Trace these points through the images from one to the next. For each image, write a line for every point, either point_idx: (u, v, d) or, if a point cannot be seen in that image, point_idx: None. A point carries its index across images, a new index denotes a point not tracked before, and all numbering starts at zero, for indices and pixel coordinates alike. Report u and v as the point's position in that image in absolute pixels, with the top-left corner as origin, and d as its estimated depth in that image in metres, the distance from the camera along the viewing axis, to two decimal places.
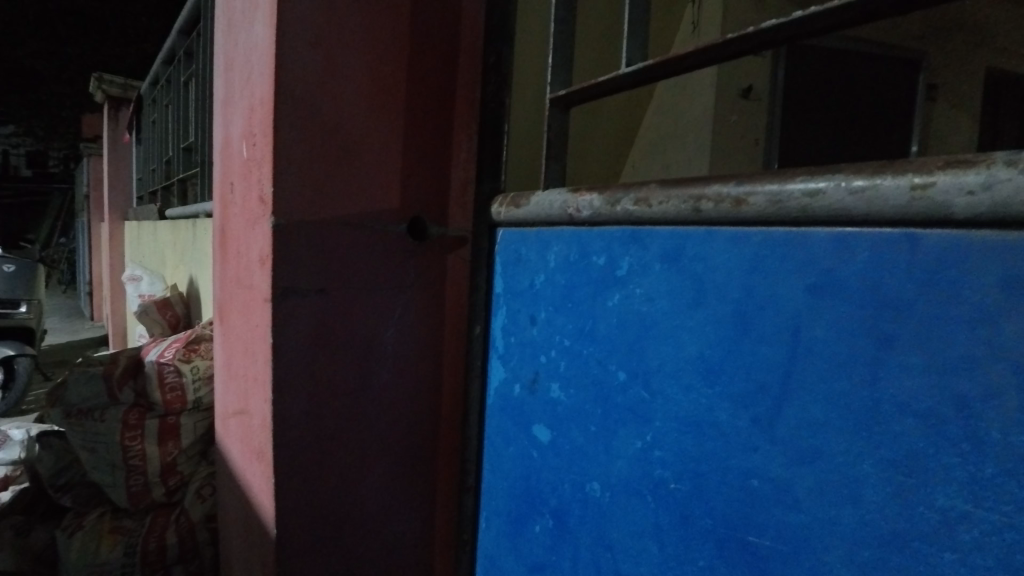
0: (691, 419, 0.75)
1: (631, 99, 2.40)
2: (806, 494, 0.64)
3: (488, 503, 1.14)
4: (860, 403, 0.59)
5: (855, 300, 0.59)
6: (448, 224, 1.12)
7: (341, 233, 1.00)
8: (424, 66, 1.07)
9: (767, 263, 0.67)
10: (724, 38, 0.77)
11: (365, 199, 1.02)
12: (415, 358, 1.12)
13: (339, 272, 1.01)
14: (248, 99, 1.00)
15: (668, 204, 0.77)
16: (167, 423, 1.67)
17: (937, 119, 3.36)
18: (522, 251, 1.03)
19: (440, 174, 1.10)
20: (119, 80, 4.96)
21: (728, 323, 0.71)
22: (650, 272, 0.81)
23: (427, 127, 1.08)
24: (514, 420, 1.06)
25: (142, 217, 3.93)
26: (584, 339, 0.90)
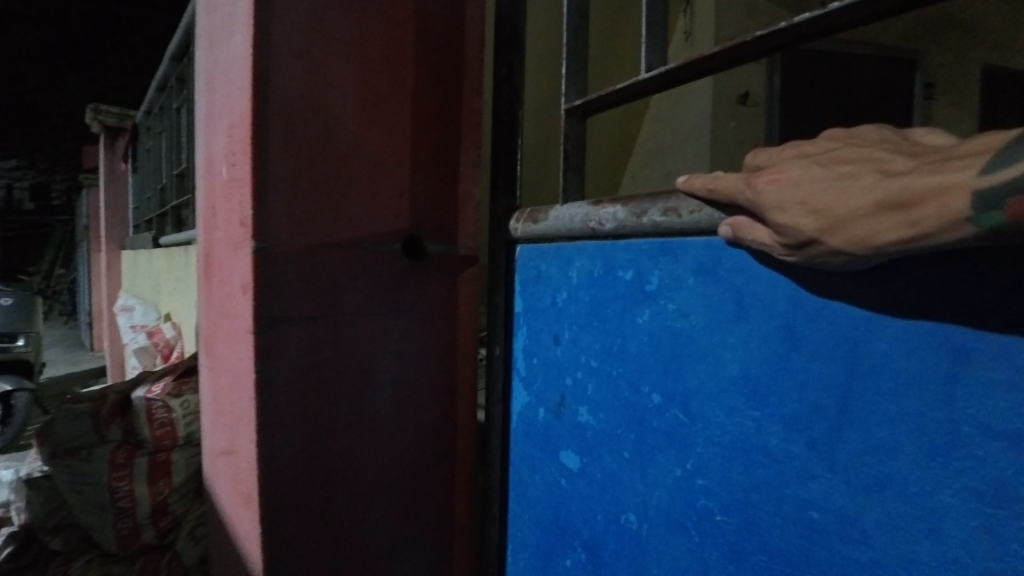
0: (737, 444, 0.75)
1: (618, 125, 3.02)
2: (874, 528, 0.62)
3: (516, 533, 1.14)
4: (936, 427, 0.58)
5: (920, 315, 0.58)
6: (450, 241, 1.06)
7: (332, 256, 0.93)
8: (415, 74, 1.00)
9: (813, 281, 0.66)
10: (752, 35, 0.73)
11: (356, 220, 0.95)
12: (417, 387, 1.04)
13: (331, 299, 0.93)
14: (228, 116, 0.93)
15: (699, 214, 0.76)
16: (157, 461, 1.58)
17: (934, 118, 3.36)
18: (542, 268, 1.08)
19: (441, 186, 1.04)
20: (116, 110, 4.97)
21: (778, 338, 0.70)
22: (683, 287, 0.81)
23: (424, 138, 1.02)
24: (540, 446, 1.08)
25: (138, 245, 3.88)
26: (612, 359, 0.93)
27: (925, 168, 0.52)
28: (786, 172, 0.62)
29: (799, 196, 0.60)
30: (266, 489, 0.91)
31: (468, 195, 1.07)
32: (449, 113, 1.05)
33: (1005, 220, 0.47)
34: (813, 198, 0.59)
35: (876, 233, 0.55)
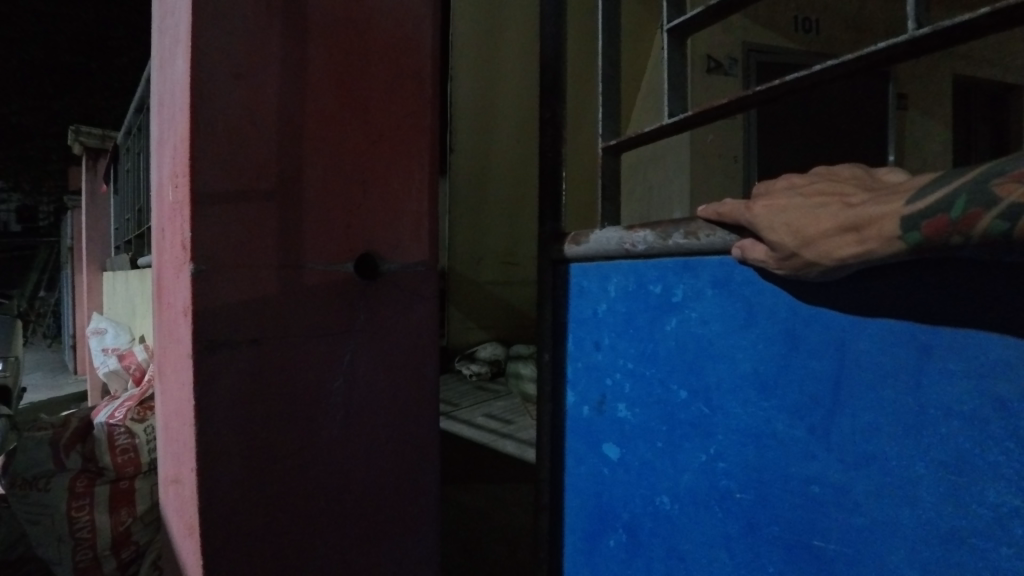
0: (751, 431, 0.78)
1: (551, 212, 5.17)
2: (866, 498, 0.66)
3: (569, 522, 1.12)
4: (908, 411, 0.62)
5: (891, 313, 0.63)
6: (405, 258, 1.05)
7: (277, 276, 0.93)
8: (366, 94, 1.03)
9: (809, 288, 0.70)
10: (750, 91, 0.79)
11: (302, 241, 0.95)
12: (368, 414, 1.02)
13: (274, 321, 0.92)
14: (172, 139, 0.93)
15: (715, 237, 0.78)
16: (120, 489, 1.54)
17: (907, 127, 3.45)
18: (585, 284, 1.06)
19: (395, 207, 1.05)
20: (97, 132, 4.94)
21: (780, 341, 0.74)
22: (703, 297, 0.83)
23: (375, 158, 1.03)
24: (584, 441, 1.07)
25: (117, 267, 3.82)
26: (646, 361, 0.93)
27: (877, 196, 0.58)
28: (772, 198, 0.66)
29: (785, 218, 0.64)
30: (204, 518, 0.89)
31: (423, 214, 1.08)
32: (396, 133, 1.06)
33: (925, 237, 0.53)
34: (794, 219, 0.63)
35: (838, 248, 0.59)
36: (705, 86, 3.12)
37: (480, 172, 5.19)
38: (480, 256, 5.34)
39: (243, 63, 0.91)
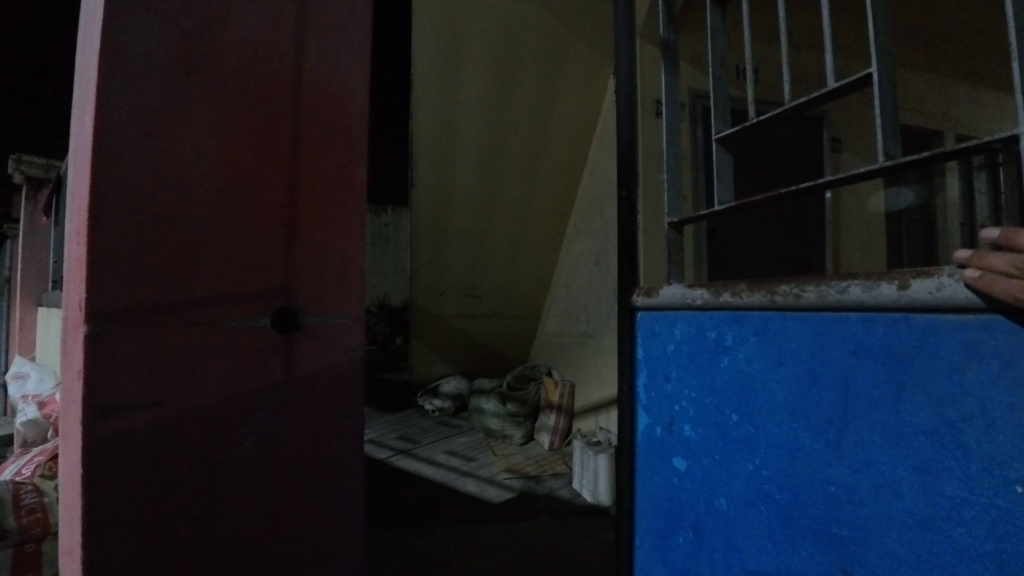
0: (787, 446, 1.16)
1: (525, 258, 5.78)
2: (867, 493, 1.01)
3: (641, 523, 1.61)
4: (891, 429, 0.97)
5: (879, 361, 0.99)
6: (328, 311, 1.20)
7: (190, 330, 1.00)
8: (289, 159, 1.16)
9: (824, 342, 1.10)
10: (779, 193, 1.31)
11: (220, 298, 1.04)
12: (282, 444, 1.12)
13: (181, 373, 0.98)
14: (73, 200, 0.96)
15: (754, 297, 1.23)
16: (24, 553, 1.50)
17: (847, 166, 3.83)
18: (656, 327, 1.56)
19: (323, 259, 1.21)
20: (39, 160, 4.75)
21: (804, 377, 1.13)
22: (749, 345, 1.26)
23: (302, 217, 1.18)
24: (657, 455, 1.55)
25: (51, 304, 3.60)
26: (706, 391, 1.38)
27: None
28: None
29: None
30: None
31: (347, 260, 1.26)
32: (329, 191, 1.23)
33: None
34: None
35: None
36: (656, 127, 3.89)
37: (442, 204, 5.29)
38: (442, 289, 5.99)
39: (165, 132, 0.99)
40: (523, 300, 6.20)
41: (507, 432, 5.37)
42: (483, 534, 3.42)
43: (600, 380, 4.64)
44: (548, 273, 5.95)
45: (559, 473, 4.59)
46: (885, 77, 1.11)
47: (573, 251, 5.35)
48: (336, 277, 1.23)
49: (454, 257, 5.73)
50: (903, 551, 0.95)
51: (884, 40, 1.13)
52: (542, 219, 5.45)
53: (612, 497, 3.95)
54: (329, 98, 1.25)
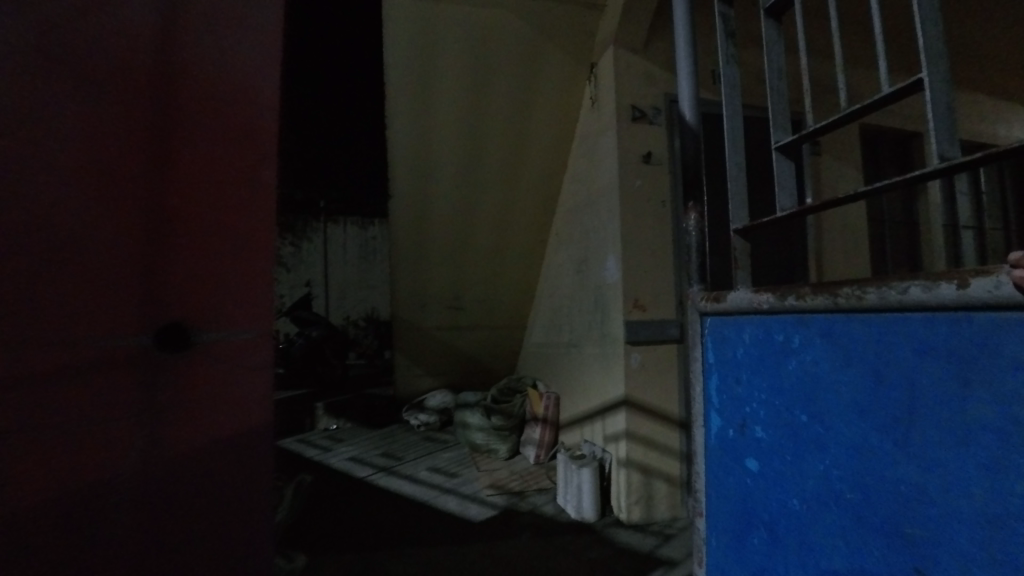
0: (855, 445, 1.10)
1: (513, 268, 5.70)
2: (938, 492, 0.94)
3: (719, 524, 1.56)
4: (958, 427, 0.91)
5: (943, 358, 0.93)
6: (222, 325, 1.51)
7: (66, 347, 1.26)
8: (175, 204, 1.46)
9: (887, 339, 1.04)
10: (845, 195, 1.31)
11: (99, 319, 1.31)
12: (175, 419, 1.43)
13: (56, 381, 1.25)
14: None
15: (816, 300, 1.20)
16: None
17: (825, 170, 3.92)
18: (724, 332, 1.55)
19: (223, 283, 1.53)
20: None
21: (869, 377, 1.07)
22: (815, 346, 1.22)
23: (196, 247, 1.49)
24: (732, 457, 1.50)
25: None
26: (776, 393, 1.33)
27: None
28: None
29: None
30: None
31: (255, 282, 1.58)
32: (232, 228, 1.56)
33: None
34: None
35: None
36: (633, 132, 3.84)
37: (420, 216, 5.21)
38: (424, 302, 5.90)
39: (54, 172, 1.26)
40: (508, 312, 6.11)
41: (493, 445, 5.26)
42: (460, 554, 3.29)
43: (585, 392, 4.47)
44: (532, 283, 5.86)
45: (545, 488, 4.46)
46: (937, 79, 1.11)
47: (556, 261, 5.26)
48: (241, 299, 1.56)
49: (435, 271, 5.65)
50: (974, 550, 0.89)
51: (932, 42, 1.13)
52: (525, 226, 5.35)
53: (597, 512, 3.83)
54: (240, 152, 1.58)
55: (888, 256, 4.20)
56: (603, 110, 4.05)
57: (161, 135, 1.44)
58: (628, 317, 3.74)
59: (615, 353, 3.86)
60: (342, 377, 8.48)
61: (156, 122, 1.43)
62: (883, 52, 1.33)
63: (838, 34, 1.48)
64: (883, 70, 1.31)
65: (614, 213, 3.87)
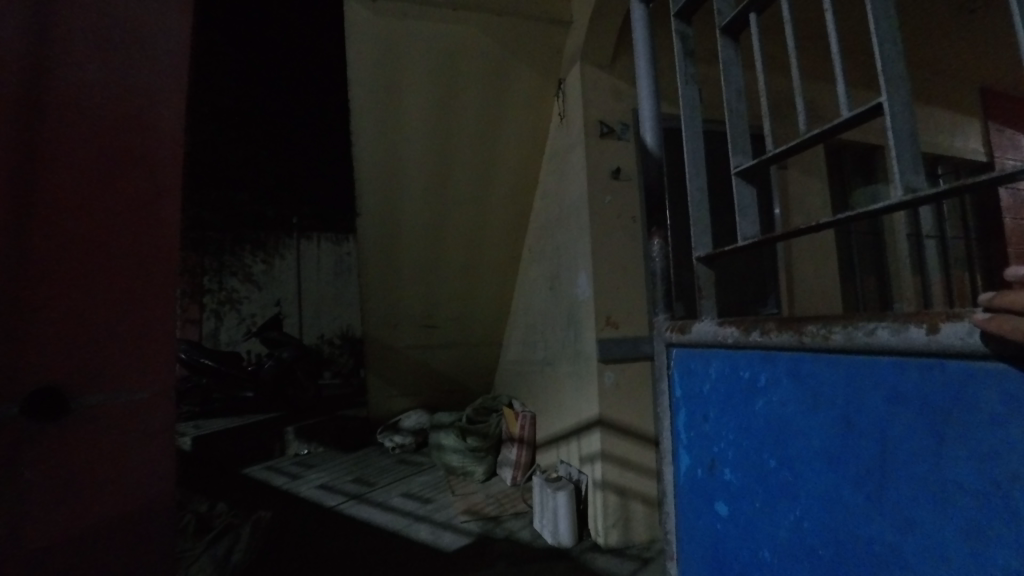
0: (826, 497, 1.03)
1: (487, 285, 5.61)
2: (913, 554, 0.88)
3: (690, 568, 1.49)
4: (933, 484, 0.85)
5: (914, 409, 0.87)
6: (121, 383, 1.28)
7: None
8: (62, 235, 1.19)
9: (854, 384, 0.98)
10: (809, 225, 1.27)
11: None
12: (33, 512, 1.12)
13: None
14: None
15: (783, 337, 1.14)
16: None
17: (792, 184, 3.95)
18: (691, 364, 1.48)
19: (110, 337, 1.27)
20: None
21: (839, 424, 1.01)
22: (781, 386, 1.15)
23: (86, 291, 1.22)
24: (701, 498, 1.44)
25: None
26: (743, 434, 1.27)
27: None
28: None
29: None
30: None
31: (154, 332, 1.37)
32: (125, 270, 1.31)
33: None
34: None
35: None
36: (602, 148, 3.81)
37: (390, 233, 5.08)
38: (396, 321, 5.75)
39: None
40: (483, 329, 6.00)
41: (468, 468, 5.13)
42: None
43: (560, 411, 4.38)
44: (507, 299, 5.78)
45: (521, 512, 4.33)
46: (898, 106, 1.06)
47: (530, 277, 5.19)
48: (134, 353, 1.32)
49: (407, 289, 5.52)
50: None
51: (891, 66, 1.08)
52: (499, 243, 5.29)
53: (574, 537, 3.70)
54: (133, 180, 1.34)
55: (854, 267, 4.27)
56: (572, 125, 4.03)
57: (27, 148, 1.14)
58: (600, 335, 3.68)
59: (589, 372, 3.78)
60: (314, 399, 8.20)
61: (17, 137, 1.12)
62: (843, 77, 1.28)
63: (799, 56, 1.43)
64: (842, 92, 1.25)
65: (585, 229, 3.82)
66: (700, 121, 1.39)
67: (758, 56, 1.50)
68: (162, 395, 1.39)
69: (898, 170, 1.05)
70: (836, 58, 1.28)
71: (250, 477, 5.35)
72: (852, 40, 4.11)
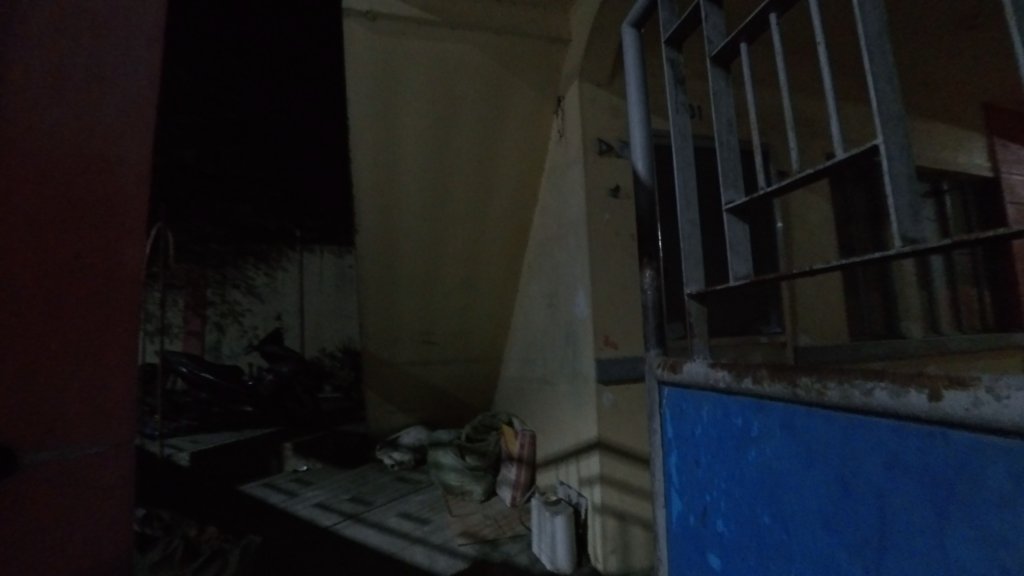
0: (821, 562, 1.04)
1: (488, 301, 5.56)
2: None
3: None
4: (935, 562, 0.83)
5: (913, 480, 0.86)
6: (90, 431, 1.28)
7: None
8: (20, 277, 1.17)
9: (851, 445, 0.98)
10: (814, 268, 1.31)
11: None
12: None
13: None
14: None
15: (775, 386, 1.16)
16: None
17: (794, 201, 3.91)
18: (682, 404, 1.54)
19: (62, 389, 1.23)
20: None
21: (835, 486, 1.00)
22: (775, 438, 1.16)
23: (52, 333, 1.22)
24: (693, 545, 1.47)
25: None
26: (736, 485, 1.29)
27: None
28: None
29: None
30: None
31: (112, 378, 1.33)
32: (76, 317, 1.26)
33: None
34: None
35: None
36: (600, 166, 3.79)
37: (389, 249, 5.04)
38: (395, 337, 5.71)
39: None
40: (482, 344, 5.94)
41: (467, 487, 5.01)
42: None
43: (558, 430, 4.30)
44: (508, 315, 5.72)
45: (519, 535, 4.23)
46: (896, 147, 1.05)
47: (529, 293, 5.15)
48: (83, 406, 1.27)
49: (406, 305, 5.48)
50: None
51: (887, 109, 1.06)
52: (500, 260, 5.26)
53: (572, 562, 3.59)
54: (87, 227, 1.30)
55: (859, 285, 4.22)
56: (571, 142, 4.01)
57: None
58: (598, 355, 3.61)
59: (587, 392, 3.71)
60: (314, 414, 8.09)
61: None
62: (835, 108, 1.24)
63: (788, 89, 1.40)
64: (836, 128, 1.22)
65: (583, 249, 3.77)
66: (691, 153, 1.44)
67: (748, 83, 1.47)
68: (122, 445, 1.35)
69: (895, 218, 1.05)
70: (827, 95, 1.23)
71: (246, 494, 5.26)
72: (849, 58, 4.13)
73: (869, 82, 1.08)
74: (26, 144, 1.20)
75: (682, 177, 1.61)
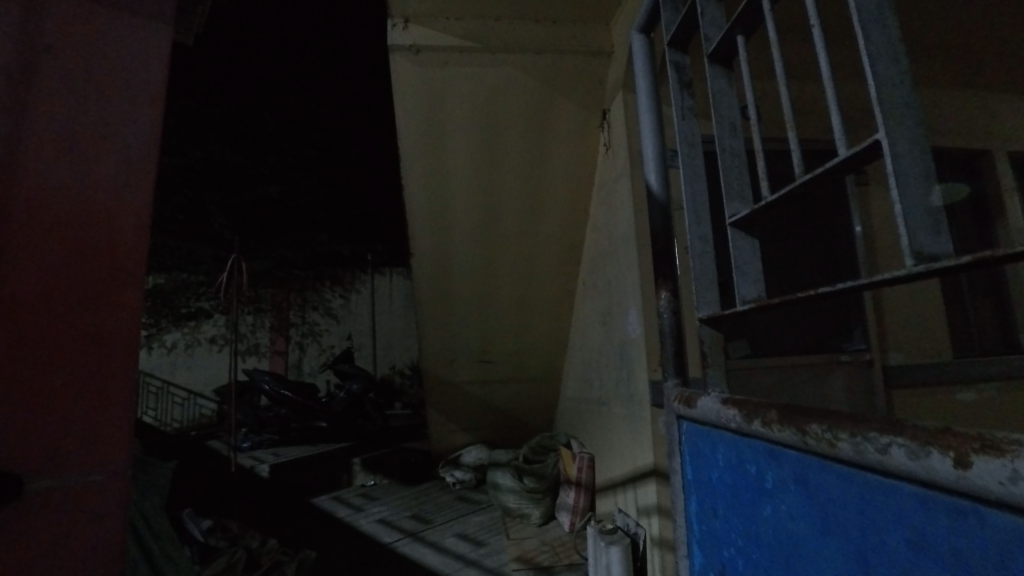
0: None
1: (544, 317, 5.48)
2: None
3: None
4: None
5: (938, 562, 0.80)
6: (99, 457, 1.56)
7: None
8: (69, 323, 1.54)
9: (868, 508, 0.93)
10: (796, 296, 1.24)
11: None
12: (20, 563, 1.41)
13: None
14: None
15: (785, 433, 1.12)
16: None
17: (876, 199, 3.45)
18: (700, 445, 1.51)
19: (84, 418, 1.55)
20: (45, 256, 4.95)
21: (854, 558, 0.95)
22: (791, 493, 1.12)
23: (83, 366, 1.55)
24: None
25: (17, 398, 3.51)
26: (753, 544, 1.24)
27: None
28: None
29: None
30: None
31: (109, 406, 1.59)
32: (76, 356, 1.54)
33: None
34: None
35: None
36: None
37: (444, 269, 5.14)
38: (454, 356, 5.78)
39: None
40: (540, 363, 5.87)
41: (525, 510, 4.87)
42: None
43: (615, 454, 4.10)
44: (564, 331, 5.60)
45: (575, 564, 4.04)
46: (900, 144, 0.99)
47: (584, 311, 5.01)
48: (81, 434, 1.54)
49: (461, 324, 5.53)
50: None
51: (887, 99, 1.02)
52: (553, 276, 5.19)
53: None
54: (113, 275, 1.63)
55: (962, 291, 3.67)
56: (618, 151, 3.89)
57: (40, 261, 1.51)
58: (652, 377, 3.39)
59: (642, 415, 3.52)
60: (382, 430, 8.37)
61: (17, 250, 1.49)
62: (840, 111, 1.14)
63: (785, 81, 1.27)
64: (838, 124, 1.14)
65: (634, 264, 3.62)
66: (696, 169, 1.59)
67: (750, 84, 1.33)
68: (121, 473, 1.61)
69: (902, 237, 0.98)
70: (828, 93, 1.14)
71: (317, 508, 5.52)
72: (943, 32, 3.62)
73: (867, 70, 1.04)
74: (54, 226, 1.55)
75: (694, 193, 1.62)
